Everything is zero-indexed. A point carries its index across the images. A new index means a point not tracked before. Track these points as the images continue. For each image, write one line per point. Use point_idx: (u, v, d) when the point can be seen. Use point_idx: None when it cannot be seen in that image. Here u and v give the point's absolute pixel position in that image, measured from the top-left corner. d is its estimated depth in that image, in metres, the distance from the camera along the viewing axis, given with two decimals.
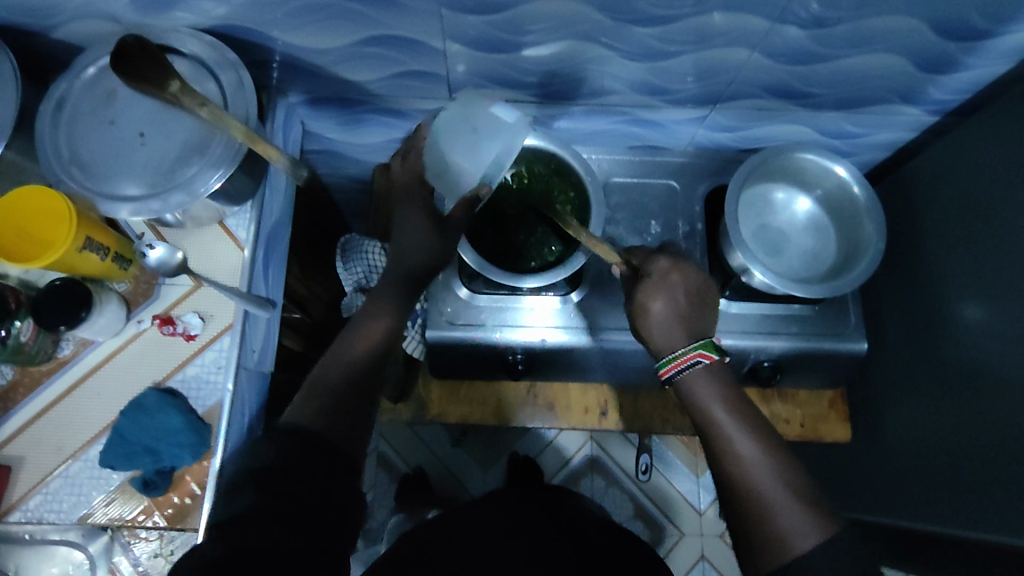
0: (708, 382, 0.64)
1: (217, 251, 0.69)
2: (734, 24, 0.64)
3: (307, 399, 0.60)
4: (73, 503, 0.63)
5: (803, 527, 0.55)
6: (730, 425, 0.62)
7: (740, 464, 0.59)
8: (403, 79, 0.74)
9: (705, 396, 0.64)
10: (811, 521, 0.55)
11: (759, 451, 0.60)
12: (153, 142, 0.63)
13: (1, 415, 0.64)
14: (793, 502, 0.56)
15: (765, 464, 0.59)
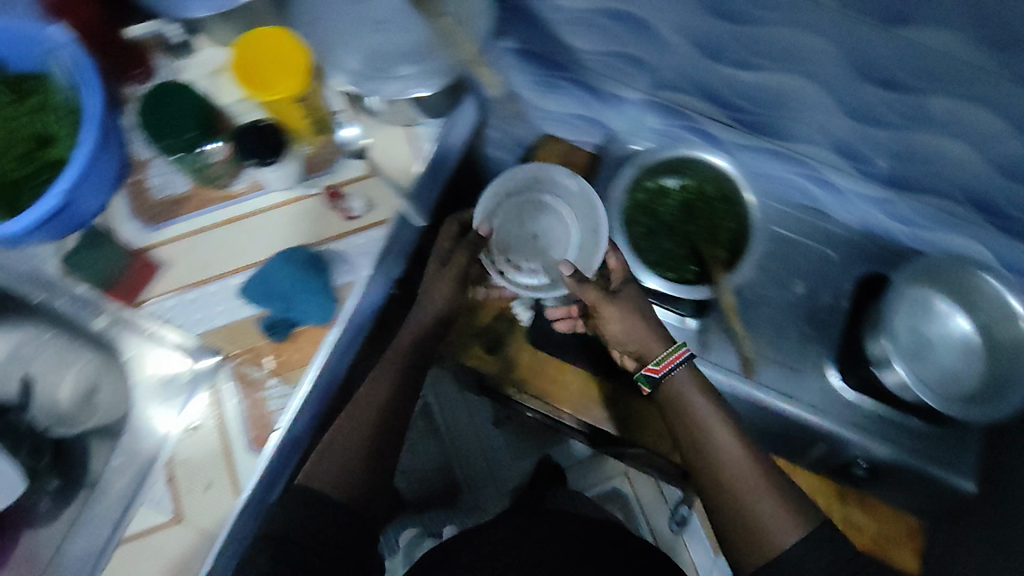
0: (692, 384, 0.68)
1: (398, 151, 0.73)
2: (974, 122, 0.60)
3: (324, 457, 0.66)
4: (197, 320, 0.67)
5: (790, 527, 0.59)
6: (712, 415, 0.66)
7: (717, 459, 0.64)
8: (616, 58, 0.75)
9: (690, 394, 0.68)
10: (792, 519, 0.60)
11: (734, 445, 0.65)
12: (384, 31, 0.66)
13: (167, 218, 0.69)
14: (770, 499, 0.61)
15: (744, 458, 0.64)
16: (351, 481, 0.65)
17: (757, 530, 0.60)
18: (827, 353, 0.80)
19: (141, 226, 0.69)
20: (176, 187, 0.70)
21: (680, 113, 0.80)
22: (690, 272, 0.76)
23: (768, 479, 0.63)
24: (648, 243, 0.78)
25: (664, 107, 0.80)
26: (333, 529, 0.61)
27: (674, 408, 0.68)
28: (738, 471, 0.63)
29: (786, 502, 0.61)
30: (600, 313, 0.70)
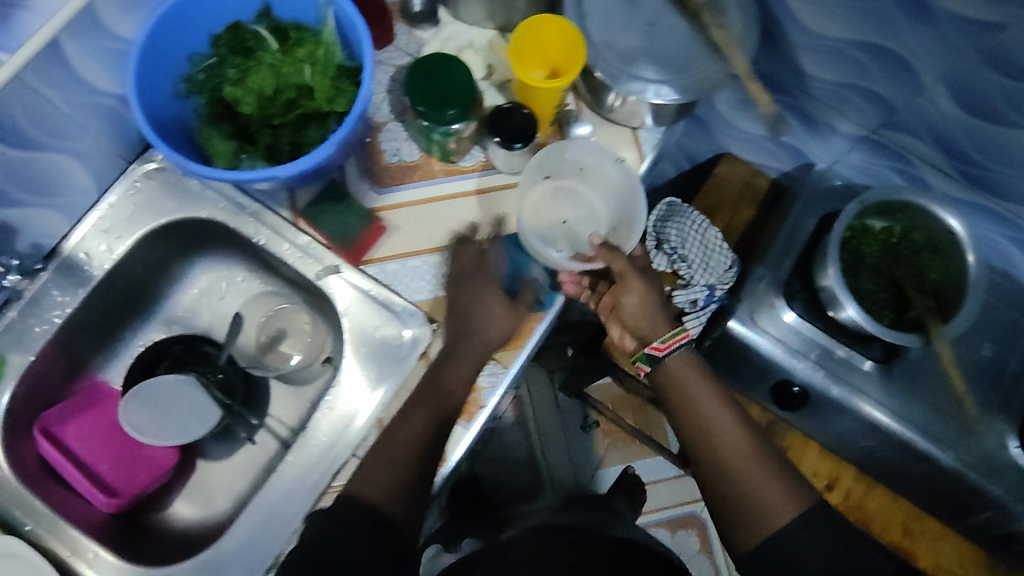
0: (693, 372, 0.66)
1: (621, 150, 0.73)
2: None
3: (368, 476, 0.58)
4: (417, 287, 0.68)
5: (784, 510, 0.57)
6: (707, 398, 0.64)
7: (714, 437, 0.62)
8: (852, 91, 0.74)
9: (693, 384, 0.65)
10: (786, 497, 0.58)
11: (720, 412, 0.63)
12: (653, 31, 0.67)
13: (395, 183, 0.70)
14: (775, 480, 0.59)
15: (739, 441, 0.62)
16: (399, 486, 0.58)
17: (750, 512, 0.58)
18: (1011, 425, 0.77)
19: (370, 186, 0.70)
20: (407, 155, 0.71)
21: (898, 153, 0.79)
22: (890, 316, 0.75)
23: (762, 458, 0.61)
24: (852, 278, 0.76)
25: (882, 146, 0.79)
26: (368, 535, 0.55)
27: (672, 396, 0.65)
28: (734, 457, 0.61)
29: (782, 481, 0.59)
30: (623, 283, 0.65)
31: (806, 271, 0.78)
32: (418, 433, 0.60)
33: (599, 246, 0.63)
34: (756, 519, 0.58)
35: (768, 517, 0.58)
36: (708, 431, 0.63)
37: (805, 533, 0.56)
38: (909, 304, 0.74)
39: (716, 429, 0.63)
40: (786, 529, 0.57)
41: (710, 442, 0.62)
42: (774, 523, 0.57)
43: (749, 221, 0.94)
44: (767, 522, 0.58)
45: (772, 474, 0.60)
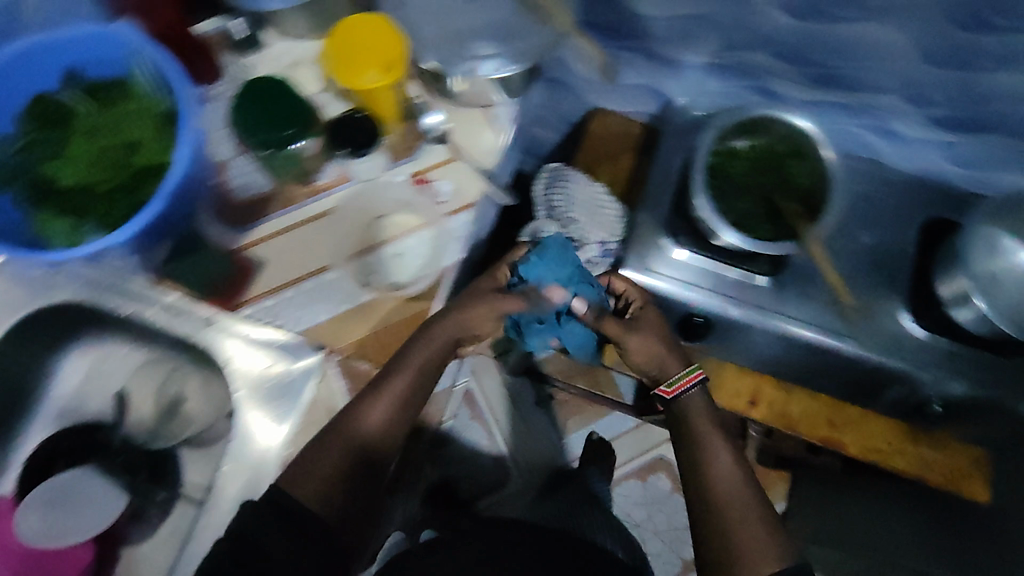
0: (700, 405, 0.70)
1: (476, 131, 0.72)
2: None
3: (310, 465, 0.59)
4: (298, 317, 0.66)
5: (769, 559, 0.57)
6: (716, 440, 0.67)
7: (706, 472, 0.64)
8: (688, 22, 0.74)
9: (702, 427, 0.68)
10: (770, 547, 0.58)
11: (727, 455, 0.65)
12: (479, 13, 0.66)
13: (253, 219, 0.68)
14: (759, 529, 0.59)
15: (739, 483, 0.63)
16: (330, 487, 0.59)
17: (723, 558, 0.59)
18: (900, 300, 0.82)
19: (228, 228, 0.68)
20: (260, 186, 0.69)
21: (747, 72, 0.80)
22: (762, 231, 0.76)
23: (757, 510, 0.61)
24: (723, 202, 0.78)
25: (731, 67, 0.80)
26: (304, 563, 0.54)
27: (681, 429, 0.69)
28: (726, 496, 0.62)
29: (766, 531, 0.59)
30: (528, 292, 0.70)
31: (684, 204, 0.79)
32: (373, 424, 0.62)
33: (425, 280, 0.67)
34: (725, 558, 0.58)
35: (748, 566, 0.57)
36: (701, 458, 0.65)
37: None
38: (782, 213, 0.77)
39: (715, 460, 0.65)
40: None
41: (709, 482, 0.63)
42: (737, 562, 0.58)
43: (632, 168, 0.95)
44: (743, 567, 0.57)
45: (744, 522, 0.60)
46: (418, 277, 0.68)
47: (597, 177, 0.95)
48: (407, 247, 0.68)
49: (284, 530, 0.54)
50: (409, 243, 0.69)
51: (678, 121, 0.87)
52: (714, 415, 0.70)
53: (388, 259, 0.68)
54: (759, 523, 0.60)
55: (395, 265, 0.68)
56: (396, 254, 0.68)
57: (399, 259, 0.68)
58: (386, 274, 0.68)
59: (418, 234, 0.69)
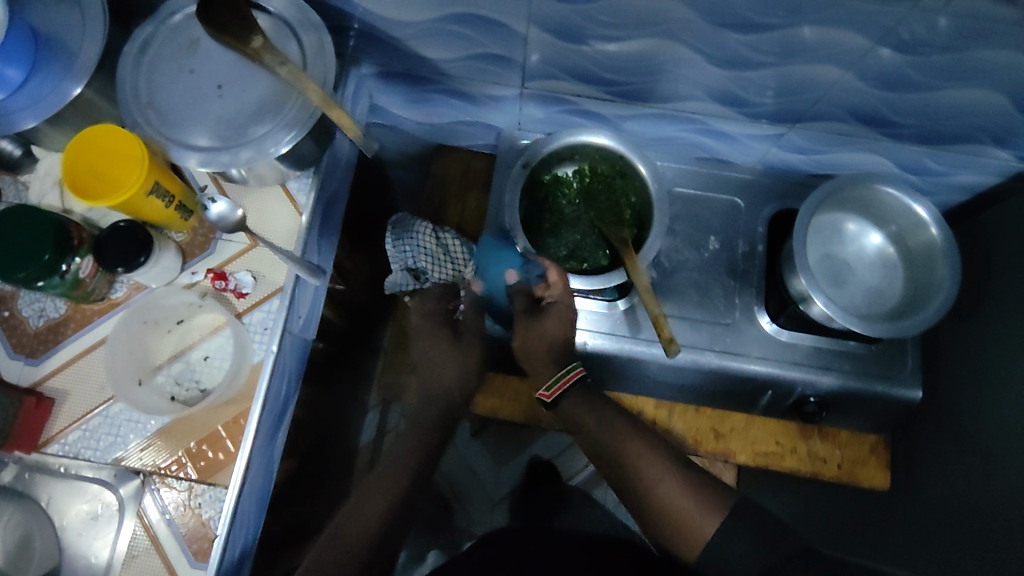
0: (583, 403, 0.76)
1: (276, 213, 0.69)
2: (828, 39, 0.59)
3: (324, 559, 0.66)
4: (109, 443, 0.63)
5: (705, 520, 0.63)
6: (605, 431, 0.73)
7: (633, 473, 0.70)
8: (480, 61, 0.71)
9: (589, 416, 0.75)
10: (702, 509, 0.64)
11: (624, 438, 0.72)
12: (229, 95, 0.60)
13: (50, 347, 0.65)
14: (695, 500, 0.66)
15: (658, 460, 0.70)
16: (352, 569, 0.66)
17: (684, 532, 0.64)
18: (756, 299, 0.80)
19: (25, 362, 0.65)
20: (53, 310, 0.66)
21: (561, 98, 0.77)
22: (581, 269, 0.75)
23: (683, 476, 0.68)
24: (543, 241, 0.77)
25: (541, 95, 0.77)
26: None
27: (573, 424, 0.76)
28: (653, 481, 0.69)
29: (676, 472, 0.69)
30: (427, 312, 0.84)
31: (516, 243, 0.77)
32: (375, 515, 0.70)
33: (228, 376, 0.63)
34: (679, 528, 0.65)
35: (694, 535, 0.64)
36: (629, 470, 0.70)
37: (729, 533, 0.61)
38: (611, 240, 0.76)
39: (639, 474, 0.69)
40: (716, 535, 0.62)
41: (630, 479, 0.70)
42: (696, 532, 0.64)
43: (480, 206, 0.92)
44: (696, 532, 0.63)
45: (679, 487, 0.67)
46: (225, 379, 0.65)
47: (447, 219, 0.92)
48: (212, 350, 0.66)
49: None
50: (214, 346, 0.66)
51: (508, 153, 0.82)
52: (601, 402, 0.76)
53: (196, 365, 0.66)
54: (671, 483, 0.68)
55: (202, 371, 0.66)
56: (203, 359, 0.66)
57: (207, 364, 0.66)
58: (195, 382, 0.66)
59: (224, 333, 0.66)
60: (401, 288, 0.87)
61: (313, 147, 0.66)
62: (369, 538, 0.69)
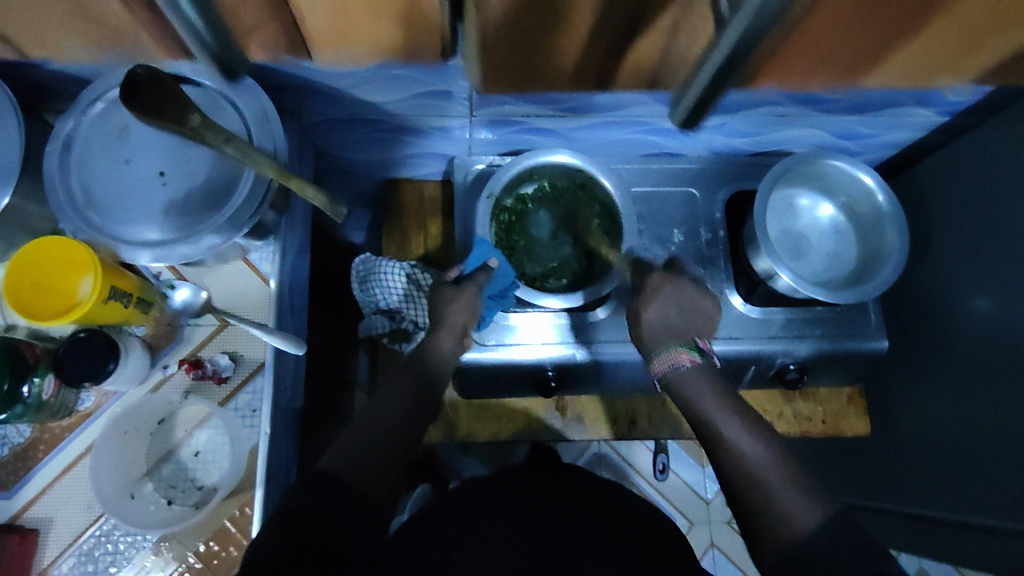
0: (703, 380, 0.62)
1: (242, 289, 0.66)
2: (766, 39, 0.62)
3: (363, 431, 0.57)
4: (110, 563, 0.59)
5: (802, 516, 0.50)
6: (719, 408, 0.60)
7: (750, 470, 0.54)
8: (423, 98, 0.70)
9: (703, 395, 0.61)
10: (810, 504, 0.51)
11: (741, 429, 0.58)
12: (174, 180, 0.57)
13: (21, 475, 0.60)
14: (797, 496, 0.51)
15: (763, 454, 0.55)
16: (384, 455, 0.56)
17: (771, 526, 0.51)
18: (726, 282, 0.82)
19: None
20: (17, 436, 0.61)
21: (510, 120, 0.76)
22: (563, 283, 0.76)
23: (794, 476, 0.53)
24: (520, 261, 0.77)
25: (490, 120, 0.76)
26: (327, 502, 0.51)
27: (687, 411, 0.62)
28: (763, 478, 0.53)
29: (791, 488, 0.52)
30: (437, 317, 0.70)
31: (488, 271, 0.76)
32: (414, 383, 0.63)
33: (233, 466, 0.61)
34: (771, 529, 0.51)
35: (789, 523, 0.50)
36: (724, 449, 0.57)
37: (824, 542, 0.48)
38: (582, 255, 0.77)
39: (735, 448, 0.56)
40: (810, 535, 0.49)
41: (740, 471, 0.55)
42: (790, 530, 0.50)
43: (441, 233, 0.90)
44: (784, 526, 0.50)
45: (787, 489, 0.52)
46: (221, 471, 0.62)
47: (411, 252, 0.89)
48: (202, 442, 0.63)
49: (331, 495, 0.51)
50: (202, 439, 0.63)
51: (464, 181, 0.82)
52: (722, 386, 0.62)
53: (188, 462, 0.63)
54: (786, 486, 0.52)
55: (197, 467, 0.63)
56: (195, 454, 0.63)
57: (201, 459, 0.63)
58: (191, 480, 0.62)
59: (212, 424, 0.63)
60: (378, 330, 0.86)
61: (271, 218, 0.63)
62: (403, 442, 0.58)
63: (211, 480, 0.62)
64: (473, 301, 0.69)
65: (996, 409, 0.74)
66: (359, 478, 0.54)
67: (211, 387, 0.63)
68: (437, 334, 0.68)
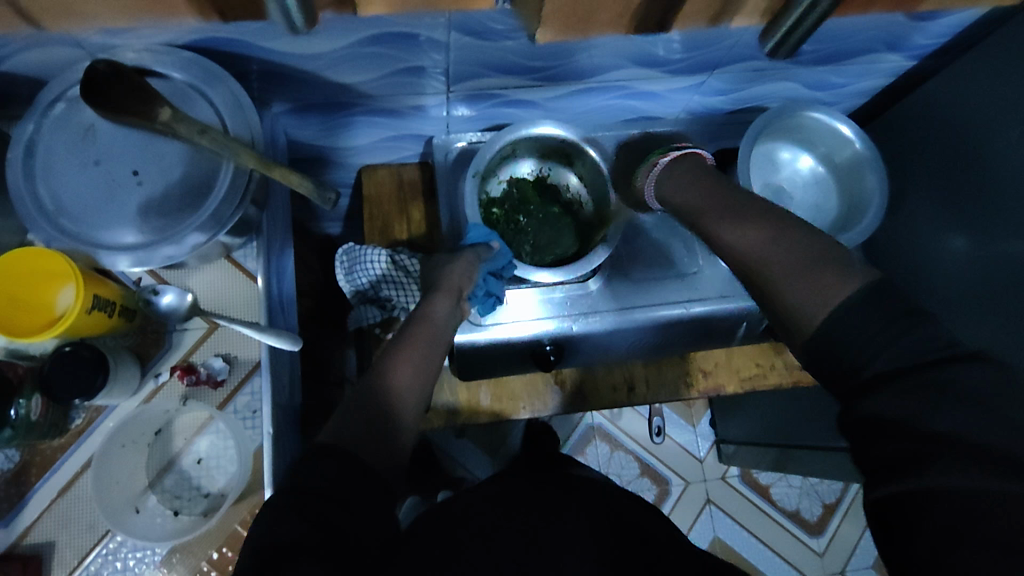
0: (694, 193, 0.68)
1: (229, 288, 0.63)
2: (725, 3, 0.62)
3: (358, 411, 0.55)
4: None
5: (819, 291, 0.48)
6: (722, 225, 0.61)
7: (747, 264, 0.56)
8: (400, 76, 0.68)
9: (705, 205, 0.65)
10: (812, 288, 0.49)
11: (756, 232, 0.56)
12: (150, 178, 0.54)
13: (15, 501, 0.57)
14: (808, 278, 0.49)
15: (772, 247, 0.54)
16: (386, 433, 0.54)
17: (794, 310, 0.50)
18: None
19: None
20: (6, 462, 0.58)
21: (488, 94, 0.75)
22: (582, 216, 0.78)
23: (796, 266, 0.51)
24: (530, 255, 0.76)
25: (467, 95, 0.74)
26: (335, 475, 0.48)
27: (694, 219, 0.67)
28: (766, 266, 0.54)
29: (813, 273, 0.49)
30: (426, 300, 0.67)
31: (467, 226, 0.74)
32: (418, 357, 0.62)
33: (240, 473, 0.60)
34: (785, 311, 0.51)
35: (797, 310, 0.49)
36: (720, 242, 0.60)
37: (853, 308, 0.45)
38: (565, 233, 0.77)
39: (727, 244, 0.59)
40: (837, 314, 0.46)
41: (743, 266, 0.57)
42: (803, 315, 0.49)
43: (425, 216, 0.88)
44: (802, 312, 0.49)
45: (805, 271, 0.50)
46: (228, 477, 0.61)
47: (395, 239, 0.87)
48: (204, 448, 0.61)
49: (335, 465, 0.48)
50: (203, 445, 0.61)
51: (446, 161, 0.80)
52: (728, 198, 0.63)
53: (190, 470, 0.61)
54: (781, 274, 0.52)
55: (202, 475, 0.61)
56: (198, 461, 0.61)
57: (204, 466, 0.61)
58: (197, 488, 0.61)
59: (212, 428, 0.61)
60: (369, 321, 0.85)
61: (254, 211, 0.61)
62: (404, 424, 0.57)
63: (217, 486, 0.61)
64: (473, 267, 0.69)
65: (973, 336, 0.76)
66: (366, 451, 0.52)
67: (207, 391, 0.61)
68: (434, 297, 0.67)
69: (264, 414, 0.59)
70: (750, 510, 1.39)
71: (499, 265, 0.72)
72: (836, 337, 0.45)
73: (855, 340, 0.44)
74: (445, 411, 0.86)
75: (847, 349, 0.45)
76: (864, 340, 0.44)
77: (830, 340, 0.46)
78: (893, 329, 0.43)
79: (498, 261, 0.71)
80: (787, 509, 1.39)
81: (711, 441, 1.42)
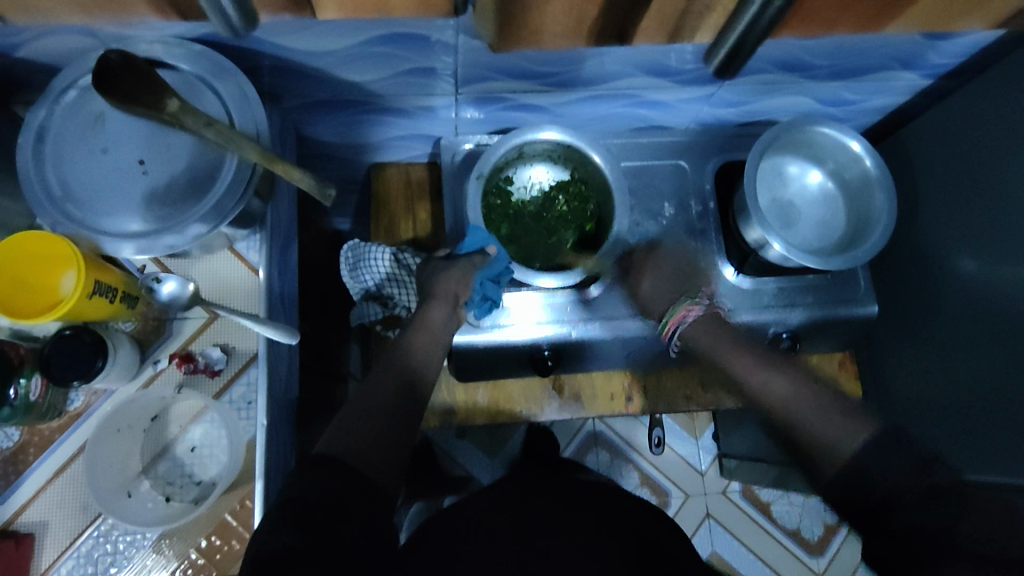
0: (700, 330, 0.74)
1: (229, 279, 0.64)
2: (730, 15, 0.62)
3: (353, 420, 0.55)
4: (109, 563, 0.58)
5: (847, 435, 0.59)
6: (749, 367, 0.69)
7: (774, 403, 0.66)
8: (409, 76, 0.68)
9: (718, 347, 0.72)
10: (852, 429, 0.59)
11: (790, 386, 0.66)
12: (155, 168, 0.55)
13: (13, 479, 0.58)
14: (841, 420, 0.60)
15: (780, 391, 0.66)
16: (380, 439, 0.54)
17: (819, 449, 0.60)
18: (718, 253, 0.82)
19: None
20: (6, 440, 0.59)
21: (497, 98, 0.75)
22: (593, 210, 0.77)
23: (833, 408, 0.62)
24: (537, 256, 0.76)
25: (476, 98, 0.75)
26: (328, 483, 0.48)
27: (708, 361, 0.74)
28: (795, 410, 0.64)
29: (839, 415, 0.61)
30: (425, 305, 0.69)
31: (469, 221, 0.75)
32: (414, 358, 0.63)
33: (231, 464, 0.60)
34: (827, 454, 0.59)
35: (841, 449, 0.58)
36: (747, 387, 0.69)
37: (869, 453, 0.56)
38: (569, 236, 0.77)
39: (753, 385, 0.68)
40: (855, 457, 0.56)
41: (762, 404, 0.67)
42: (841, 450, 0.58)
43: (430, 215, 0.88)
44: (838, 449, 0.58)
45: (833, 416, 0.61)
46: (220, 466, 0.61)
47: (400, 237, 0.87)
48: (197, 436, 0.62)
49: (328, 473, 0.49)
50: (197, 433, 0.62)
51: (452, 162, 0.81)
52: (731, 337, 0.73)
53: (184, 458, 0.62)
54: (819, 417, 0.62)
55: (195, 463, 0.61)
56: (191, 449, 0.62)
57: (197, 454, 0.62)
58: (189, 476, 0.61)
59: (207, 417, 0.62)
60: (370, 319, 0.83)
61: (257, 206, 0.61)
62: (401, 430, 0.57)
63: (209, 474, 0.61)
64: (468, 274, 0.70)
65: (978, 360, 0.75)
66: (360, 459, 0.52)
67: (203, 381, 0.62)
68: (431, 305, 0.69)
69: (257, 406, 0.59)
70: (750, 527, 1.37)
71: (495, 272, 0.72)
72: (862, 474, 0.55)
73: (891, 478, 0.54)
74: (440, 411, 0.86)
75: (870, 490, 0.54)
76: (886, 485, 0.53)
77: (866, 496, 0.54)
78: (900, 472, 0.53)
79: (495, 266, 0.71)
80: (788, 528, 1.37)
81: (714, 455, 1.40)
